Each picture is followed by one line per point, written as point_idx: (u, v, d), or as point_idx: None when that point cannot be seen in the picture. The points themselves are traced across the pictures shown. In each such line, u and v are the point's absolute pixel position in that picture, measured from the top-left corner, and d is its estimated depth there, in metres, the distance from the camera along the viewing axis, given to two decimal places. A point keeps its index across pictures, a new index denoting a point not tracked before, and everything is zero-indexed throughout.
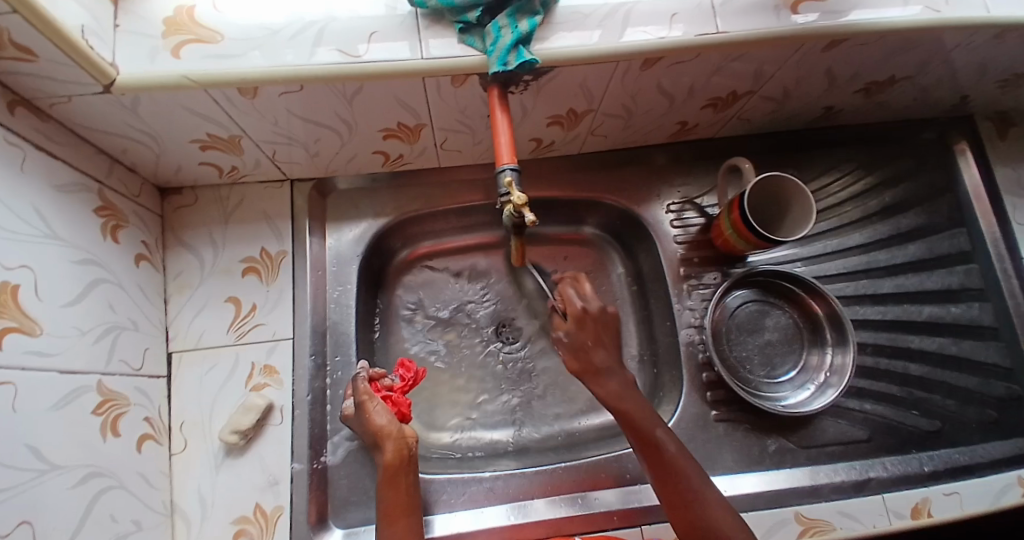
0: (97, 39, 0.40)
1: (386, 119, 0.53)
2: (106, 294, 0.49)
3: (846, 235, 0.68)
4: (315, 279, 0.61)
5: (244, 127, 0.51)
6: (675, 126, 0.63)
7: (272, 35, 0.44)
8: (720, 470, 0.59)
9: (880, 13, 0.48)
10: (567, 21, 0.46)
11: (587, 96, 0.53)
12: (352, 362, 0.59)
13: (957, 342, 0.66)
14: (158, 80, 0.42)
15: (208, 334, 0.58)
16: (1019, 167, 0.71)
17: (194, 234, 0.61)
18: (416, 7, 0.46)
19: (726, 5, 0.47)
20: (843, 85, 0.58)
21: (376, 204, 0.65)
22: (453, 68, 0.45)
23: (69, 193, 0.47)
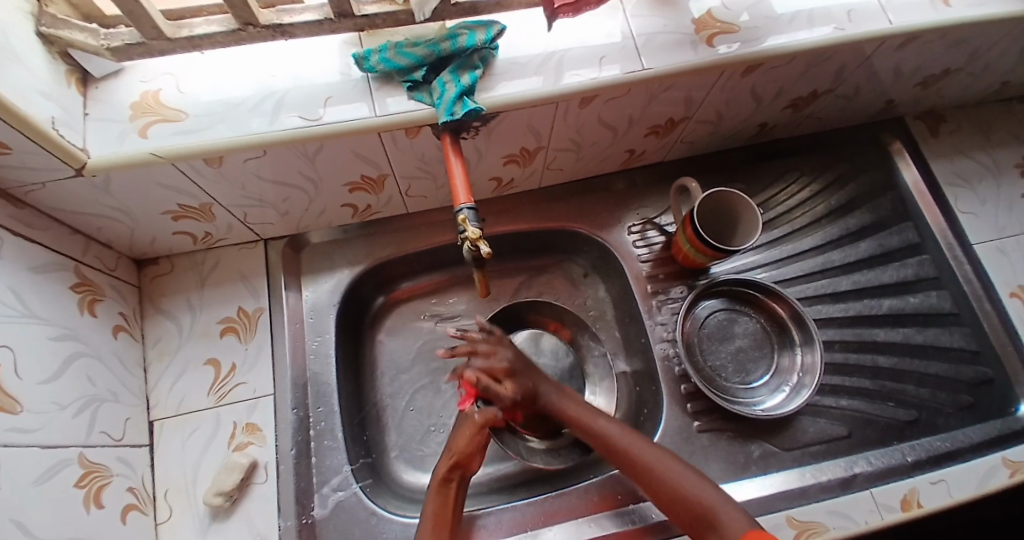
0: (68, 128, 0.43)
1: (350, 173, 0.56)
2: (85, 367, 0.50)
3: (800, 239, 0.72)
4: (293, 332, 0.62)
5: (213, 194, 0.54)
6: (624, 154, 0.67)
7: (234, 108, 0.48)
8: None
9: (791, 36, 0.53)
10: (506, 72, 0.50)
11: (535, 135, 0.57)
12: (335, 411, 0.60)
13: (922, 330, 0.69)
14: (127, 160, 0.45)
15: (189, 398, 0.58)
16: (953, 159, 0.76)
17: (171, 301, 0.63)
18: (367, 71, 0.50)
19: (648, 44, 0.52)
20: (771, 103, 0.63)
21: (349, 253, 0.68)
22: (405, 121, 0.49)
23: (45, 272, 0.48)
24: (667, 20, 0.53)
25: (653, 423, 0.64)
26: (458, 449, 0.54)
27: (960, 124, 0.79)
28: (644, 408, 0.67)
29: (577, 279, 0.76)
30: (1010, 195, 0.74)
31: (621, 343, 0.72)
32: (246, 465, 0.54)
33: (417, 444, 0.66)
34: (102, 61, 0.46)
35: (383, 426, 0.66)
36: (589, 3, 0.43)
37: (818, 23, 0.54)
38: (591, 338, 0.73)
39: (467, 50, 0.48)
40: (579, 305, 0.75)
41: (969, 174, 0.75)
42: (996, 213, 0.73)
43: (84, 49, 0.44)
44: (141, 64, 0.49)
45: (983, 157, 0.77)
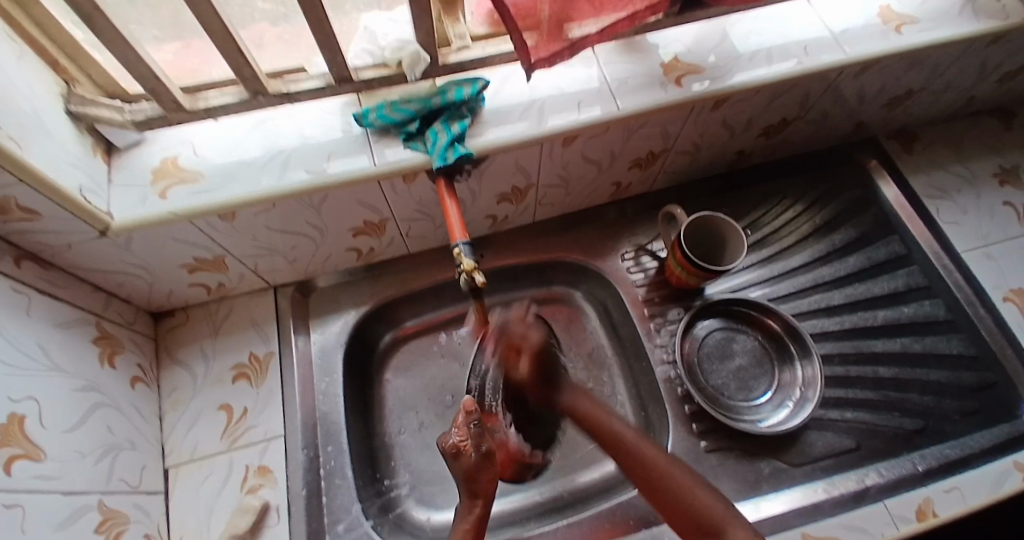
0: (94, 195, 0.47)
1: (354, 219, 0.60)
2: (105, 417, 0.52)
3: (788, 258, 0.74)
4: (302, 374, 0.64)
5: (226, 246, 0.57)
6: (611, 187, 0.71)
7: (246, 167, 0.52)
8: None
9: (753, 72, 0.57)
10: (494, 118, 0.55)
11: (526, 174, 0.61)
12: (344, 450, 0.61)
13: (919, 339, 0.70)
14: (148, 220, 0.49)
15: (202, 443, 0.60)
16: (930, 173, 0.79)
17: (186, 351, 0.65)
18: (366, 127, 0.54)
19: (621, 87, 0.57)
20: (744, 131, 0.67)
21: (355, 295, 0.70)
22: (402, 168, 0.53)
23: (69, 328, 0.51)
24: (637, 66, 0.58)
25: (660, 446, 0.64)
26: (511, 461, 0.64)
27: (933, 141, 0.82)
28: (651, 431, 0.67)
29: (577, 308, 0.78)
30: (991, 204, 0.76)
31: (625, 367, 0.74)
32: (259, 506, 0.55)
33: (429, 481, 0.67)
34: (126, 133, 0.51)
35: (394, 464, 0.67)
36: (562, 56, 0.48)
37: (777, 59, 0.58)
38: (594, 365, 0.75)
39: (456, 103, 0.53)
40: (581, 333, 0.77)
41: (948, 186, 0.78)
42: (979, 221, 0.75)
43: (111, 123, 0.48)
44: (159, 134, 0.54)
45: (960, 169, 0.80)
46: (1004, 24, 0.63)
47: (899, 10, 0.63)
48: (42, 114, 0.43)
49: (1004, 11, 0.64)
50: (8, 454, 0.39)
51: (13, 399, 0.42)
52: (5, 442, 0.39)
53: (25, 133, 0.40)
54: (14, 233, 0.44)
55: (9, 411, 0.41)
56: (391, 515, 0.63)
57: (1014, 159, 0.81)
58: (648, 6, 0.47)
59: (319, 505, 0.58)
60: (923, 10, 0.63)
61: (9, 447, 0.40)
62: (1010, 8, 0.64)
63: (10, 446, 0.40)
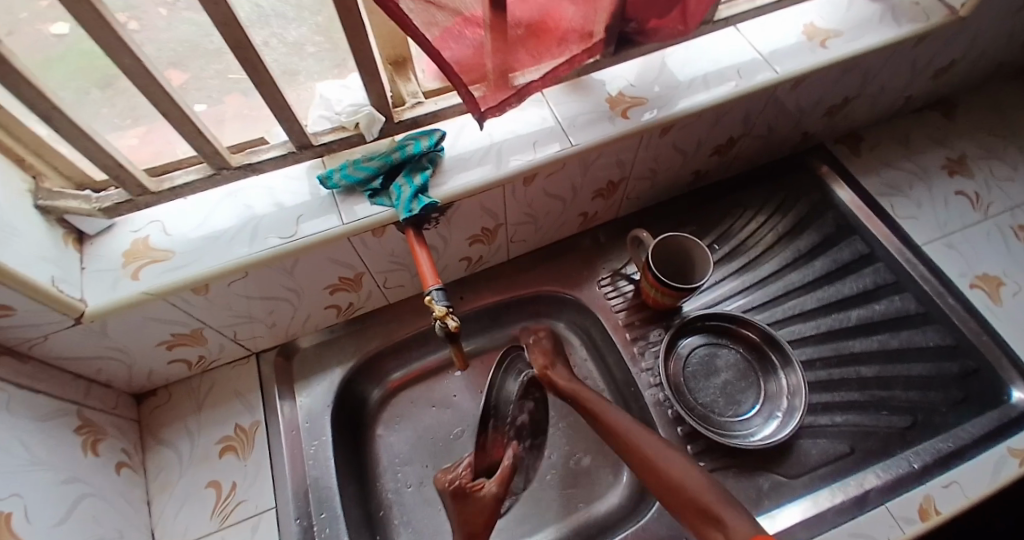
0: (66, 284, 0.48)
1: (328, 277, 0.60)
2: (91, 508, 0.50)
3: (758, 268, 0.76)
4: (290, 440, 0.63)
5: (203, 319, 0.57)
6: (578, 218, 0.73)
7: (217, 239, 0.53)
8: None
9: (693, 99, 0.61)
10: (454, 167, 0.57)
11: (492, 216, 0.63)
12: (338, 516, 0.59)
13: (896, 334, 0.71)
14: (122, 302, 0.49)
15: (192, 525, 0.57)
16: (880, 172, 0.83)
17: (170, 430, 0.64)
18: (331, 189, 0.56)
19: (572, 125, 0.60)
20: (696, 153, 0.70)
21: (338, 353, 0.70)
22: (371, 224, 0.54)
23: (49, 420, 0.51)
24: (585, 104, 0.61)
25: None
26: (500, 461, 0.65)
27: (880, 140, 0.87)
28: None
29: (562, 339, 0.78)
30: (943, 194, 0.80)
31: (615, 395, 0.73)
32: None
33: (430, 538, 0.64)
34: (96, 220, 0.52)
35: (393, 524, 0.65)
36: (510, 102, 0.50)
37: (715, 84, 0.62)
38: None
39: (415, 156, 0.55)
40: (568, 364, 0.77)
41: (901, 181, 0.81)
42: (935, 212, 0.78)
43: (77, 213, 0.50)
44: (129, 218, 0.55)
45: (909, 165, 0.83)
46: (925, 26, 0.68)
47: (823, 26, 0.68)
48: (12, 211, 0.44)
49: (924, 12, 0.69)
50: None
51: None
52: None
53: None
54: None
55: None
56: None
57: (959, 149, 0.85)
58: (583, 50, 0.50)
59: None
60: (845, 24, 0.68)
61: None
62: (927, 13, 0.69)
63: None
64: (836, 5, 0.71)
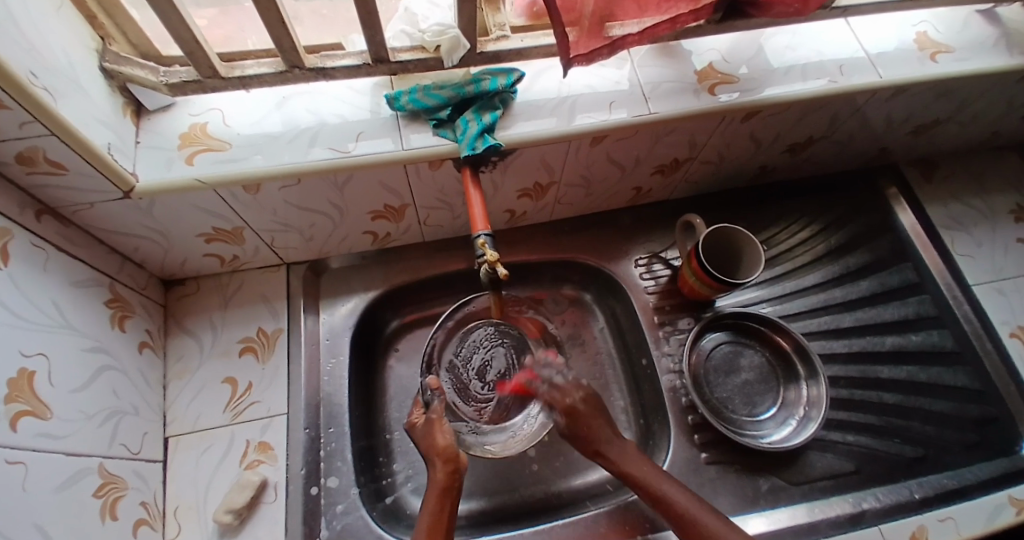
0: (121, 155, 0.47)
1: (374, 202, 0.59)
2: (111, 380, 0.52)
3: (802, 276, 0.74)
4: (309, 352, 0.64)
5: (246, 219, 0.57)
6: (631, 192, 0.71)
7: (272, 141, 0.52)
8: None
9: (785, 87, 0.57)
10: (523, 113, 0.55)
11: (549, 171, 0.61)
12: (345, 433, 0.61)
13: (925, 368, 0.70)
14: (171, 185, 0.48)
15: (204, 415, 0.59)
16: (947, 204, 0.79)
17: (194, 321, 0.65)
18: (396, 110, 0.54)
19: (654, 92, 0.57)
20: (769, 146, 0.67)
21: (366, 278, 0.70)
22: (432, 156, 0.53)
23: (83, 287, 0.51)
24: (669, 72, 0.58)
25: (660, 454, 0.64)
26: (439, 448, 0.54)
27: (954, 172, 0.82)
28: (651, 439, 0.67)
29: (587, 310, 0.78)
30: (1005, 240, 0.77)
31: (628, 373, 0.73)
32: (257, 483, 0.55)
33: (427, 472, 0.66)
34: (159, 96, 0.51)
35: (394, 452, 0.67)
36: (601, 53, 0.47)
37: (811, 76, 0.58)
38: (597, 369, 0.74)
39: (489, 93, 0.53)
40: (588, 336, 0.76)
41: (965, 219, 0.78)
42: (992, 256, 0.75)
43: (143, 85, 0.48)
44: (188, 100, 0.54)
45: (978, 203, 0.80)
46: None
47: (935, 38, 0.63)
48: (76, 69, 0.43)
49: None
50: (15, 410, 0.40)
51: (24, 354, 0.42)
52: (12, 397, 0.40)
53: (57, 86, 0.40)
54: (34, 185, 0.44)
55: (18, 367, 0.41)
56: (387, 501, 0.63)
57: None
58: (691, 10, 0.46)
59: (316, 486, 0.57)
60: (958, 41, 0.64)
61: (17, 403, 0.40)
62: None
63: (17, 403, 0.40)
64: (950, 20, 0.66)
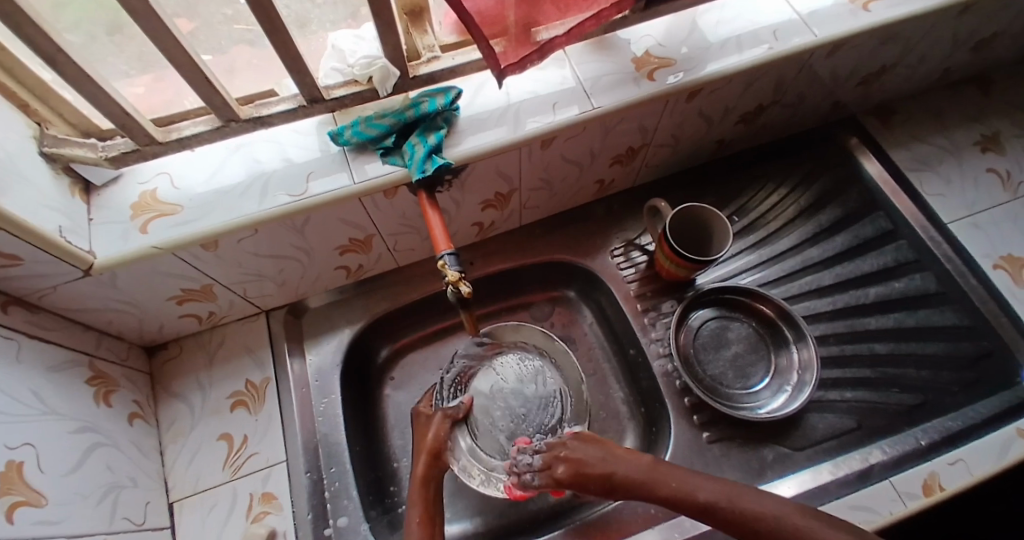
0: (75, 236, 0.47)
1: (338, 237, 0.59)
2: (105, 457, 0.52)
3: (777, 240, 0.76)
4: (300, 396, 0.64)
5: (213, 276, 0.57)
6: (594, 186, 0.72)
7: (225, 197, 0.52)
8: None
9: (725, 62, 0.57)
10: (470, 126, 0.55)
11: (506, 181, 0.61)
12: (347, 470, 0.61)
13: (911, 313, 0.70)
14: (130, 257, 0.49)
15: (204, 476, 0.59)
16: (910, 146, 0.79)
17: (182, 383, 0.65)
18: (342, 145, 0.54)
19: (595, 87, 0.57)
20: (722, 120, 0.68)
21: (346, 313, 0.70)
22: (387, 183, 0.53)
23: (60, 368, 0.51)
24: (609, 65, 0.58)
25: (663, 441, 0.64)
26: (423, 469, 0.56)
27: (912, 114, 0.83)
28: (653, 427, 0.67)
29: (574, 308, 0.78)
30: (974, 172, 0.77)
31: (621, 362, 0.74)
32: (265, 535, 0.55)
33: None
34: (103, 170, 0.51)
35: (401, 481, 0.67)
36: (532, 60, 0.47)
37: (747, 47, 0.59)
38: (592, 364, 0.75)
39: (430, 115, 0.53)
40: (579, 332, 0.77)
41: (929, 158, 0.78)
42: (964, 191, 0.75)
43: (84, 162, 0.49)
44: (135, 168, 0.54)
45: (941, 140, 0.80)
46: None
47: None
48: (16, 157, 0.43)
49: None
50: (9, 502, 0.39)
51: (10, 447, 0.41)
52: (5, 489, 0.40)
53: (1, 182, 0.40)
54: None
55: (7, 459, 0.41)
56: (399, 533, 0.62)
57: (993, 127, 0.81)
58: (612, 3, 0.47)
59: (326, 529, 0.57)
60: None
61: (10, 495, 0.40)
62: None
63: (10, 495, 0.40)
64: None
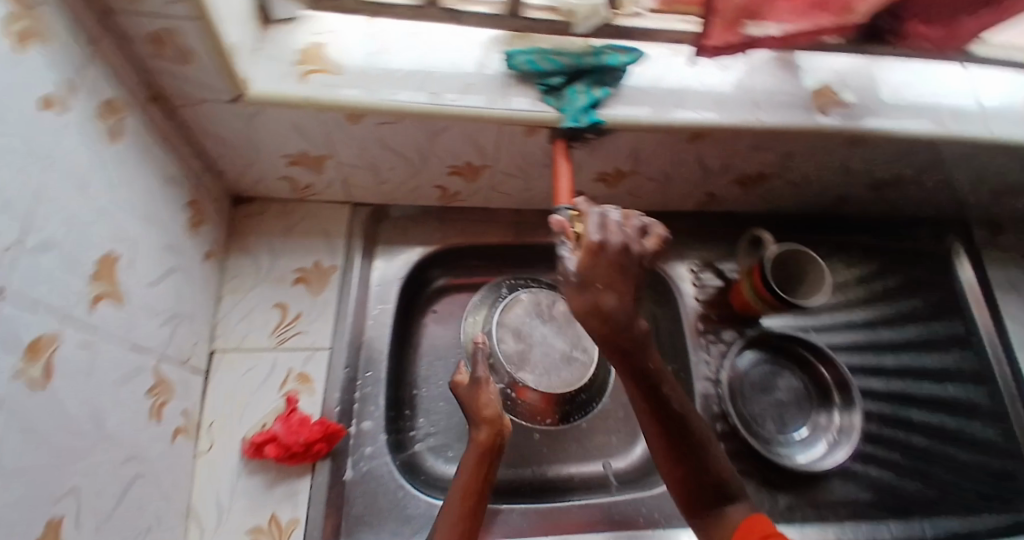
0: (244, 59, 0.46)
1: (458, 156, 0.61)
2: (175, 283, 0.54)
3: (851, 312, 0.74)
4: (359, 295, 0.69)
5: (336, 150, 0.57)
6: (829, 200, 0.74)
7: (386, 75, 0.52)
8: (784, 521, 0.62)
9: (898, 121, 0.57)
10: (630, 96, 0.56)
11: (781, 165, 0.63)
12: (380, 379, 0.67)
13: (958, 420, 0.70)
14: (286, 97, 0.47)
15: (250, 336, 0.63)
16: (1008, 268, 0.78)
17: (254, 241, 0.67)
18: (507, 68, 0.55)
19: (768, 99, 0.57)
20: (857, 176, 0.66)
21: (425, 234, 0.74)
22: (707, 126, 0.55)
23: (172, 186, 0.52)
24: (785, 85, 0.58)
25: None
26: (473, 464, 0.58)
27: None
28: None
29: None
30: None
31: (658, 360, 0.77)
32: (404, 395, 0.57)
33: (452, 440, 0.72)
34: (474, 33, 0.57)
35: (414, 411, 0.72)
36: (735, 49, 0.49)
37: (924, 114, 0.59)
38: None
39: (605, 69, 0.55)
40: None
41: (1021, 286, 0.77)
42: None
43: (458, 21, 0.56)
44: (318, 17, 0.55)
45: None
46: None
47: None
48: None
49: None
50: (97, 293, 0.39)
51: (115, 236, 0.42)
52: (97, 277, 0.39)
53: None
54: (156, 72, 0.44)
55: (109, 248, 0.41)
56: (402, 456, 0.68)
57: None
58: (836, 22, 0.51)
59: (350, 427, 0.63)
60: None
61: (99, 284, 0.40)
62: None
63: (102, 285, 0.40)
64: None
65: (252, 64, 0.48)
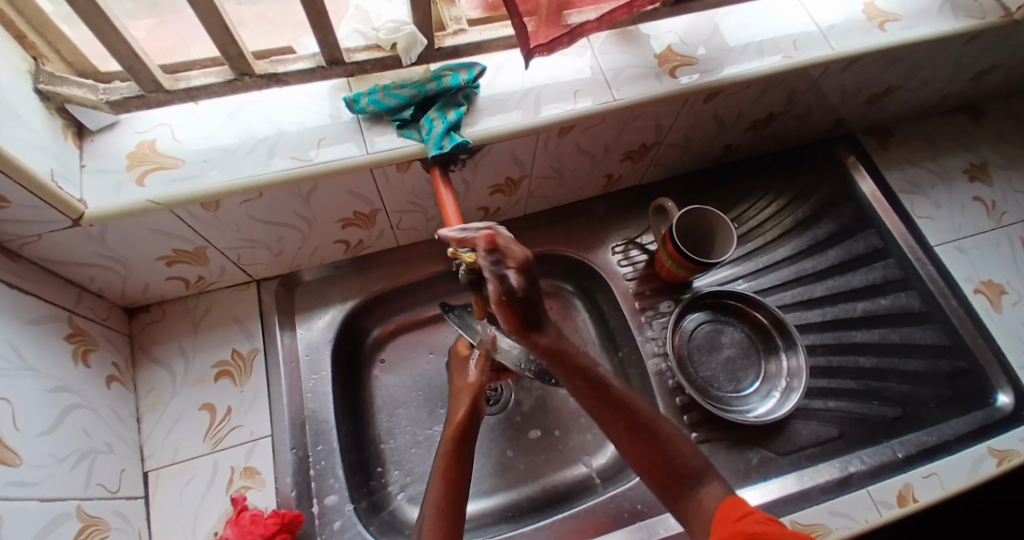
0: (65, 181, 0.46)
1: (343, 210, 0.60)
2: (81, 419, 0.51)
3: (773, 250, 0.77)
4: (289, 370, 0.65)
5: (208, 238, 0.57)
6: (719, 150, 0.77)
7: (228, 154, 0.52)
8: (760, 476, 0.62)
9: (743, 65, 0.60)
10: (488, 108, 0.56)
11: (656, 132, 0.65)
12: (334, 449, 0.62)
13: (896, 329, 0.73)
14: (125, 208, 0.48)
15: (183, 447, 0.59)
16: (904, 169, 0.81)
17: (163, 348, 0.65)
18: (357, 114, 0.55)
19: (617, 77, 0.58)
20: (732, 125, 0.70)
21: (343, 289, 0.72)
22: (569, 118, 0.56)
23: (41, 325, 0.50)
24: (630, 58, 0.60)
25: None
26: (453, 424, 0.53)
27: (943, 129, 0.86)
28: None
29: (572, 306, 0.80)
30: (961, 199, 0.79)
31: (609, 348, 0.76)
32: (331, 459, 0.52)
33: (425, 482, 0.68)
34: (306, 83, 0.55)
35: (383, 467, 0.69)
36: (561, 42, 0.48)
37: (767, 53, 0.61)
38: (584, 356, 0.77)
39: (451, 89, 0.54)
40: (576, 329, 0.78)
41: (921, 181, 0.80)
42: (951, 216, 0.77)
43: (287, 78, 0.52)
44: (135, 117, 0.54)
45: (933, 165, 0.82)
46: (980, 24, 0.65)
47: None
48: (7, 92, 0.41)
49: (982, 10, 0.66)
50: None
51: None
52: None
53: None
54: None
55: None
56: (381, 515, 0.64)
57: (982, 156, 0.83)
58: None
59: (312, 506, 0.59)
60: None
61: None
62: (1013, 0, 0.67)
63: None
64: None
65: (86, 180, 0.48)
